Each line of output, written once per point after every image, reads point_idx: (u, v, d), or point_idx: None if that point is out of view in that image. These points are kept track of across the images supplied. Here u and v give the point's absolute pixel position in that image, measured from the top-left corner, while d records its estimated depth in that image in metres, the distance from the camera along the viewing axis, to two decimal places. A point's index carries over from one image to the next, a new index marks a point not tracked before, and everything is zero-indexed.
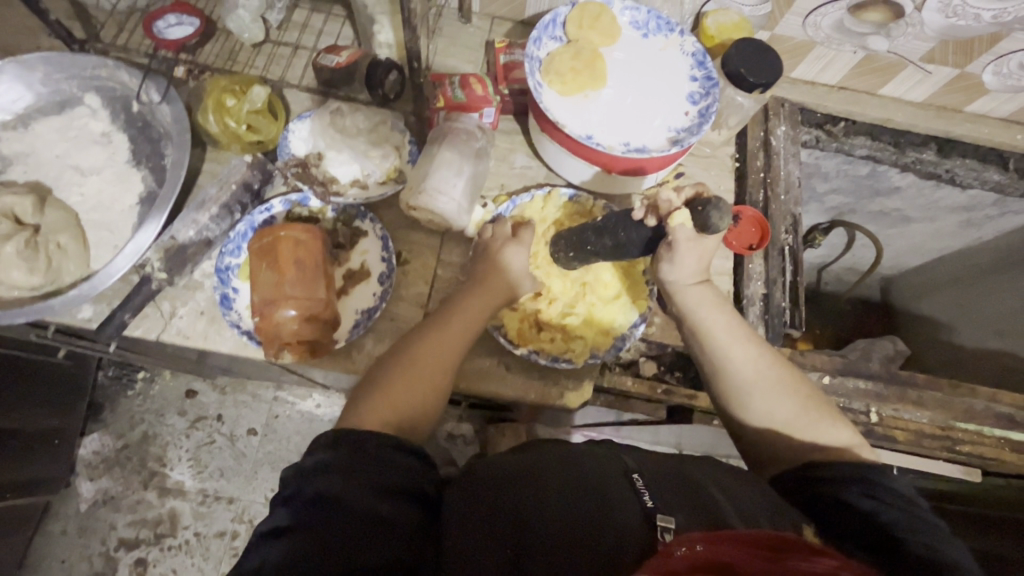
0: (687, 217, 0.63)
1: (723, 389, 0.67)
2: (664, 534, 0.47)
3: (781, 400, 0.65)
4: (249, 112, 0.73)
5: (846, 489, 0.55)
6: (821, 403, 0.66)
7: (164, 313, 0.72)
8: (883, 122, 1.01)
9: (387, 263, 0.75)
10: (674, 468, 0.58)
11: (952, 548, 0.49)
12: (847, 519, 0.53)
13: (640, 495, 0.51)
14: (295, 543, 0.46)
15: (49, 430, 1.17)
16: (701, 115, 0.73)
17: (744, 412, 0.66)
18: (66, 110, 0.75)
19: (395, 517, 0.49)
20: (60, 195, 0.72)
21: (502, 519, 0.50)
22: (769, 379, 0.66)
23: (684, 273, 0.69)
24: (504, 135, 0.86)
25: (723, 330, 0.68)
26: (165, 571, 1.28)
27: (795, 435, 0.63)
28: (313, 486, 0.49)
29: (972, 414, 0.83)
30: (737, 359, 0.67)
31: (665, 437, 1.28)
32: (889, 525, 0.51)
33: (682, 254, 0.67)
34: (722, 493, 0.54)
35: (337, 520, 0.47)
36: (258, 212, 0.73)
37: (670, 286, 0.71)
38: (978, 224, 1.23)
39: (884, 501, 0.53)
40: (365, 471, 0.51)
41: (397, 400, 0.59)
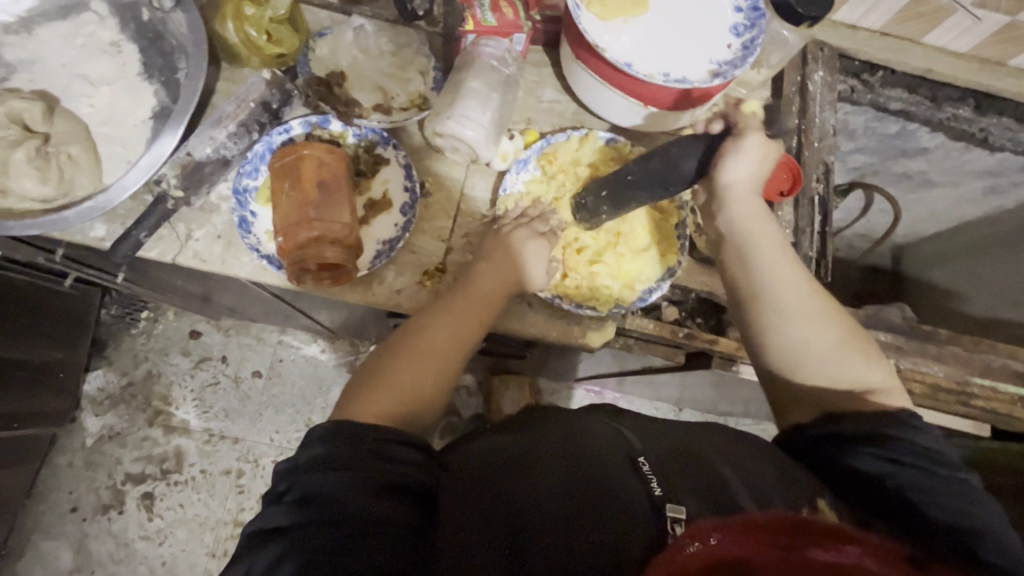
0: (757, 106, 0.65)
1: (763, 315, 0.64)
2: (674, 525, 0.49)
3: (821, 331, 0.63)
4: (271, 20, 0.69)
5: (860, 453, 0.56)
6: (859, 342, 0.66)
7: (180, 235, 0.69)
8: (923, 74, 0.97)
9: (410, 194, 0.72)
10: (680, 445, 0.58)
11: (970, 504, 0.52)
12: (865, 485, 0.55)
13: (648, 483, 0.52)
14: (296, 541, 0.45)
15: (54, 363, 1.16)
16: (744, 48, 0.70)
17: (779, 344, 0.64)
18: (72, 15, 0.70)
19: (396, 512, 0.46)
20: (67, 107, 0.69)
21: (501, 517, 0.50)
22: (814, 304, 0.64)
23: (744, 175, 0.65)
24: (533, 67, 0.81)
25: (773, 250, 0.66)
26: (172, 505, 1.30)
27: (827, 373, 0.62)
28: (302, 484, 0.47)
29: (989, 370, 0.83)
30: (782, 281, 0.64)
31: (669, 393, 1.29)
32: (912, 488, 0.53)
33: (748, 147, 0.63)
34: (735, 475, 0.55)
35: (334, 523, 0.45)
36: (277, 133, 0.70)
37: (714, 194, 0.67)
38: (1003, 190, 1.21)
39: (902, 462, 0.54)
40: (361, 466, 0.48)
41: (405, 386, 0.58)
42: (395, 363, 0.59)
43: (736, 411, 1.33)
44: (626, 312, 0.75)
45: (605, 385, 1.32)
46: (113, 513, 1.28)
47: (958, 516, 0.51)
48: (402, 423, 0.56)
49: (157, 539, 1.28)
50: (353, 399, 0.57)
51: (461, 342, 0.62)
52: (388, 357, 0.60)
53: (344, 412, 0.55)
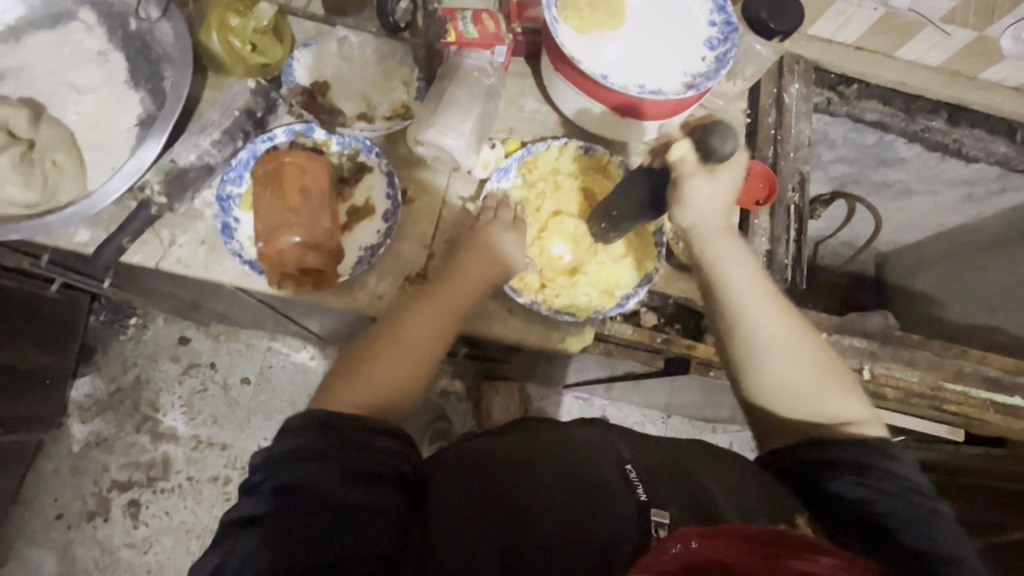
0: (687, 149, 0.58)
1: (740, 351, 0.66)
2: (659, 529, 0.50)
3: (795, 367, 0.65)
4: (255, 30, 0.71)
5: (840, 478, 0.58)
6: (835, 371, 0.67)
7: (163, 241, 0.70)
8: (897, 86, 1.00)
9: (392, 201, 0.74)
10: (668, 455, 0.60)
11: (945, 530, 0.54)
12: (840, 510, 0.57)
13: (633, 488, 0.54)
14: (271, 529, 0.46)
15: (40, 369, 1.16)
16: (718, 61, 0.72)
17: (759, 378, 0.65)
18: (60, 24, 0.71)
19: (375, 504, 0.48)
20: (54, 114, 0.70)
21: (490, 521, 0.51)
22: (787, 341, 0.65)
23: (704, 213, 0.65)
24: (515, 77, 0.83)
25: (744, 285, 0.66)
26: (158, 512, 1.29)
27: (801, 405, 0.64)
28: (280, 474, 0.48)
29: (962, 375, 0.85)
30: (757, 318, 0.65)
31: (655, 399, 1.30)
32: (885, 515, 0.55)
33: (694, 190, 0.63)
34: (715, 484, 0.57)
35: (311, 515, 0.46)
36: (262, 141, 0.71)
37: (687, 230, 0.68)
38: (979, 200, 1.23)
39: (878, 489, 0.56)
40: (345, 456, 0.49)
41: (377, 381, 0.59)
42: (373, 355, 0.60)
43: (722, 417, 1.34)
44: (604, 318, 0.76)
45: (593, 391, 1.33)
46: (98, 520, 1.27)
47: (933, 542, 0.53)
48: (374, 410, 0.58)
49: (143, 547, 1.27)
50: (330, 390, 0.58)
51: (440, 338, 0.63)
52: (375, 343, 0.61)
53: (322, 403, 0.57)
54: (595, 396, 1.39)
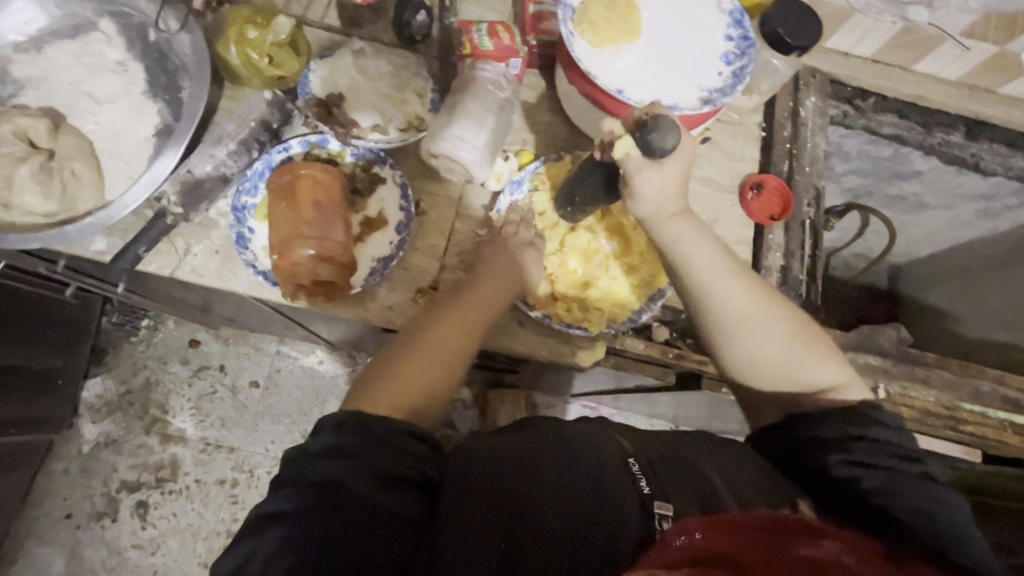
0: (631, 145, 0.54)
1: (706, 329, 0.64)
2: (662, 521, 0.50)
3: (764, 343, 0.62)
4: (272, 44, 0.71)
5: (834, 458, 0.56)
6: (816, 344, 0.64)
7: (178, 250, 0.71)
8: (914, 100, 0.99)
9: (405, 213, 0.74)
10: (672, 449, 0.60)
11: (934, 503, 0.51)
12: (832, 484, 0.55)
13: (637, 483, 0.53)
14: (297, 529, 0.45)
15: (53, 370, 1.17)
16: (734, 76, 0.72)
17: (728, 355, 0.64)
18: (81, 35, 0.72)
19: (400, 504, 0.47)
20: (73, 123, 0.70)
21: (500, 516, 0.49)
22: (759, 325, 0.62)
23: (658, 204, 0.61)
24: (529, 89, 0.83)
25: (706, 269, 0.62)
26: (165, 514, 1.30)
27: (773, 378, 0.63)
28: (313, 470, 0.47)
29: (978, 395, 0.84)
30: (724, 308, 0.62)
31: (664, 410, 1.29)
32: (875, 488, 0.53)
33: (643, 183, 0.58)
34: (719, 476, 0.56)
35: (341, 513, 0.45)
36: (276, 151, 0.72)
37: (644, 220, 0.64)
38: (996, 214, 1.21)
39: (869, 466, 0.54)
40: (375, 456, 0.48)
41: (411, 384, 0.58)
42: (406, 359, 0.60)
43: (731, 430, 1.33)
44: (617, 333, 0.75)
45: (601, 401, 1.32)
46: (107, 520, 1.28)
47: (923, 512, 0.50)
48: (410, 413, 0.57)
49: (150, 548, 1.28)
50: (362, 391, 0.58)
51: (469, 346, 0.64)
52: (402, 350, 0.61)
53: (353, 404, 0.56)
54: (603, 405, 1.39)
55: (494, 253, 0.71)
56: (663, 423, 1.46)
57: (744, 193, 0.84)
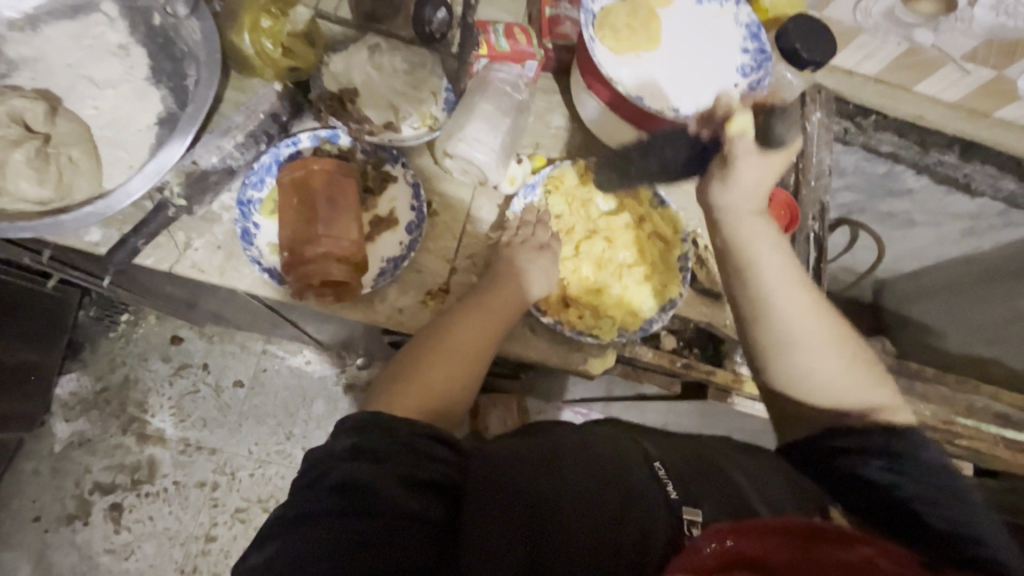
0: (748, 124, 0.64)
1: (766, 337, 0.65)
2: (691, 527, 0.49)
3: (823, 354, 0.64)
4: (289, 34, 0.69)
5: (865, 463, 0.56)
6: (863, 359, 0.65)
7: (178, 244, 0.68)
8: (913, 120, 1.01)
9: (417, 213, 0.72)
10: (694, 453, 0.59)
11: (971, 508, 0.53)
12: (865, 495, 0.55)
13: (664, 486, 0.52)
14: (318, 534, 0.44)
15: (26, 365, 1.11)
16: (751, 88, 0.72)
17: (787, 364, 0.65)
18: (80, 15, 0.69)
19: (422, 509, 0.46)
20: (70, 107, 0.67)
21: (529, 514, 0.48)
22: (812, 323, 0.64)
23: (741, 202, 0.66)
24: (543, 93, 0.82)
25: (773, 269, 0.66)
26: (141, 517, 1.25)
27: (824, 387, 0.63)
28: (333, 473, 0.46)
29: (972, 411, 0.86)
30: (783, 301, 0.65)
31: (656, 418, 1.29)
32: (912, 498, 0.53)
33: (743, 172, 0.65)
34: (747, 480, 0.56)
35: (362, 514, 0.44)
36: (285, 145, 0.70)
37: (720, 214, 0.68)
38: (982, 233, 1.25)
39: (905, 473, 0.54)
40: (402, 460, 0.48)
41: (432, 386, 0.59)
42: (424, 361, 0.60)
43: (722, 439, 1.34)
44: (628, 341, 0.75)
45: (594, 408, 1.32)
46: (78, 523, 1.22)
47: (958, 523, 0.51)
48: (433, 416, 0.58)
49: (123, 553, 1.22)
50: (387, 391, 0.58)
51: (486, 350, 0.63)
52: (423, 350, 0.61)
53: (378, 407, 0.56)
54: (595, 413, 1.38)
55: (507, 257, 0.70)
56: None
57: None
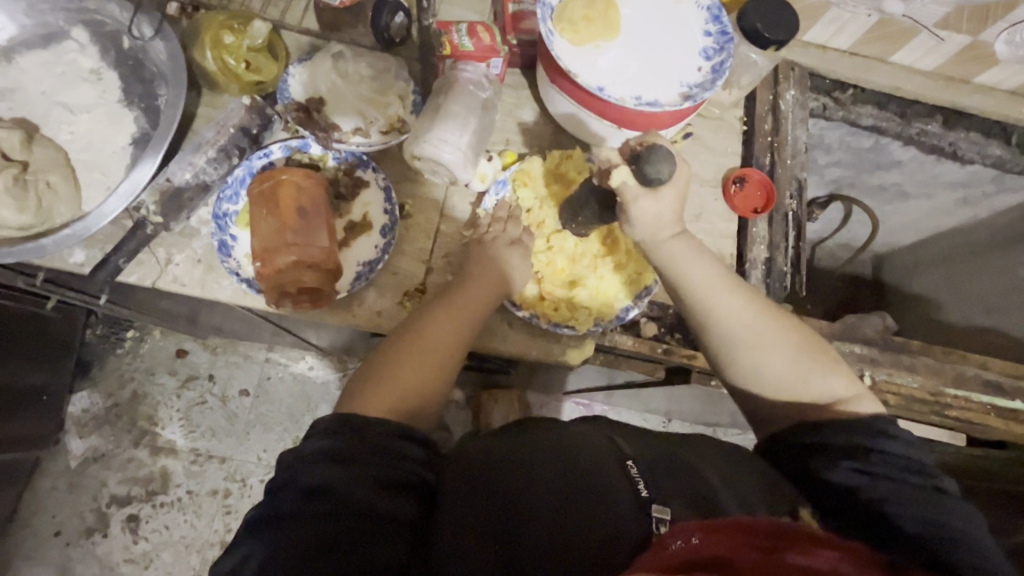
0: (627, 174, 0.57)
1: (715, 346, 0.65)
2: (659, 526, 0.49)
3: (769, 352, 0.63)
4: (249, 49, 0.71)
5: (836, 467, 0.55)
6: (811, 347, 0.65)
7: (160, 260, 0.70)
8: (891, 91, 1.00)
9: (390, 216, 0.73)
10: (671, 453, 0.58)
11: (953, 512, 0.50)
12: (837, 496, 0.54)
13: (635, 485, 0.52)
14: (291, 533, 0.45)
15: (36, 386, 1.14)
16: (714, 71, 0.72)
17: (732, 366, 0.65)
18: (52, 44, 0.71)
19: (398, 511, 0.47)
20: (47, 134, 0.69)
21: (499, 518, 0.49)
22: (752, 331, 0.63)
23: (652, 227, 0.62)
24: (511, 89, 0.83)
25: (701, 281, 0.64)
26: (157, 527, 1.28)
27: (780, 392, 0.63)
28: (306, 475, 0.47)
29: (962, 380, 0.85)
30: (722, 315, 0.64)
31: (657, 405, 1.29)
32: (884, 499, 0.51)
33: (639, 208, 0.60)
34: (723, 483, 0.55)
35: (335, 516, 0.45)
36: (257, 157, 0.71)
37: (641, 244, 0.65)
38: (976, 201, 1.23)
39: (875, 474, 0.53)
40: (373, 460, 0.49)
41: (406, 380, 0.59)
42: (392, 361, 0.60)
43: (724, 423, 1.34)
44: (605, 330, 0.76)
45: (593, 397, 1.33)
46: (97, 536, 1.26)
47: (939, 525, 0.49)
48: (404, 413, 0.57)
49: (143, 562, 1.26)
50: (360, 390, 0.58)
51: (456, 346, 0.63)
52: (391, 349, 0.61)
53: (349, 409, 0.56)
54: (596, 403, 1.39)
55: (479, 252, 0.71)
56: (656, 419, 1.47)
57: (727, 187, 0.85)
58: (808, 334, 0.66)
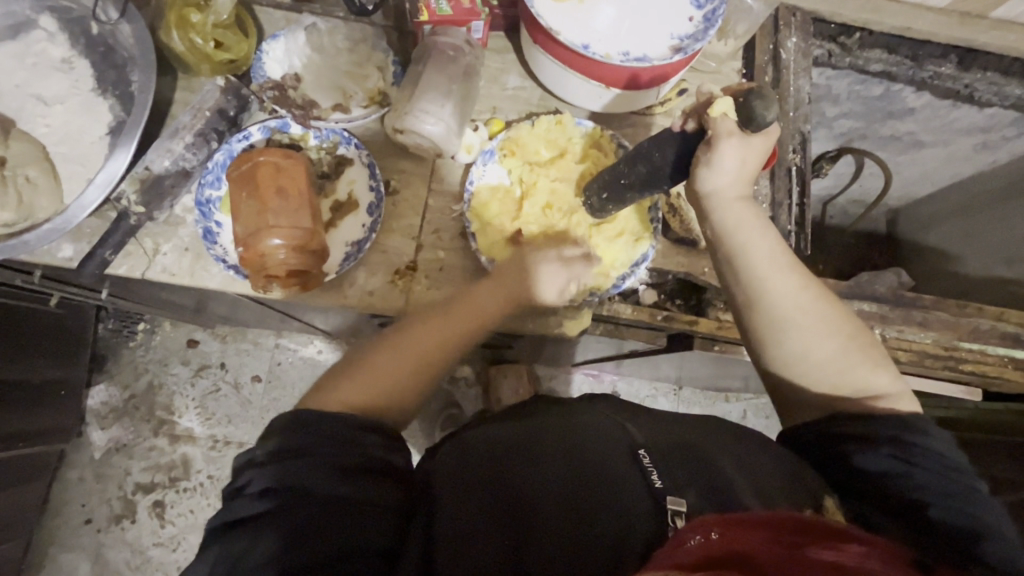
0: (730, 105, 0.55)
1: (758, 323, 0.62)
2: (676, 519, 0.46)
3: (817, 337, 0.60)
4: (215, 26, 0.68)
5: (871, 449, 0.53)
6: (863, 340, 0.62)
7: (147, 251, 0.69)
8: (901, 32, 0.95)
9: (376, 193, 0.72)
10: (684, 440, 0.56)
11: (986, 508, 0.49)
12: (863, 483, 0.53)
13: (647, 474, 0.50)
14: (258, 530, 0.44)
15: (54, 381, 1.16)
16: (706, 20, 0.68)
17: (776, 349, 0.61)
18: (21, 34, 0.69)
19: (375, 494, 0.46)
20: (24, 128, 0.68)
21: (502, 508, 0.49)
22: (808, 312, 0.61)
23: (725, 183, 0.61)
24: (495, 54, 0.80)
25: (765, 257, 0.63)
26: (182, 511, 1.32)
27: (826, 378, 0.60)
28: (267, 474, 0.47)
29: (978, 333, 0.82)
30: (777, 288, 0.61)
31: (667, 372, 1.28)
32: (917, 488, 0.50)
33: (722, 154, 0.58)
34: (737, 470, 0.53)
35: (298, 506, 0.45)
36: (236, 139, 0.69)
37: (708, 197, 0.63)
38: (995, 146, 1.17)
39: (913, 463, 0.51)
40: (333, 451, 0.48)
41: (377, 373, 0.57)
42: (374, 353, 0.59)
43: (736, 387, 1.32)
44: (601, 300, 0.74)
45: (602, 368, 1.32)
46: (126, 522, 1.30)
47: (963, 516, 0.48)
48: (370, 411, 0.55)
49: (172, 545, 1.30)
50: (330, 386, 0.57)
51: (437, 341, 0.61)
52: (368, 348, 0.60)
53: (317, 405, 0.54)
54: (604, 373, 1.38)
55: None
56: (667, 386, 1.45)
57: None
58: (863, 331, 0.63)
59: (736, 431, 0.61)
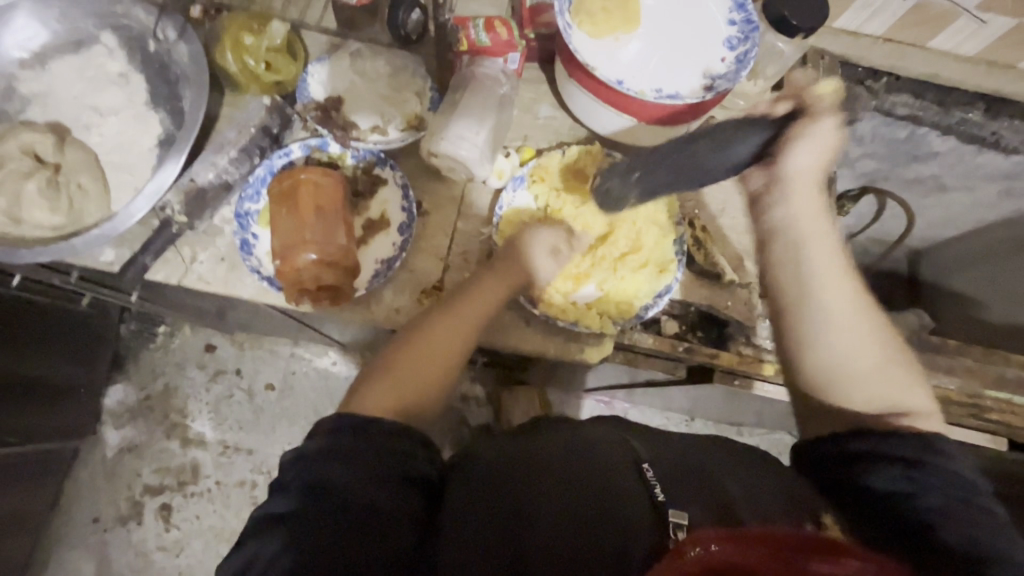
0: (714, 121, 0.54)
1: (805, 318, 0.61)
2: (676, 531, 0.46)
3: (864, 340, 0.59)
4: (268, 49, 0.73)
5: (879, 469, 0.52)
6: (900, 361, 0.61)
7: (184, 258, 0.71)
8: (927, 78, 0.97)
9: (408, 213, 0.74)
10: (688, 457, 0.56)
11: (993, 529, 0.49)
12: (873, 504, 0.52)
13: (650, 488, 0.50)
14: (294, 532, 0.44)
15: (76, 378, 1.19)
16: (738, 62, 0.70)
17: (819, 347, 0.60)
18: (83, 49, 0.73)
19: (400, 507, 0.47)
20: (78, 137, 0.71)
21: (505, 521, 0.49)
22: (857, 314, 0.60)
23: (806, 173, 0.61)
24: (529, 84, 0.82)
25: (823, 255, 0.62)
26: (188, 516, 1.32)
27: (866, 389, 0.58)
28: (306, 473, 0.47)
29: (1003, 382, 0.81)
30: (829, 287, 0.61)
31: (680, 403, 1.27)
32: (932, 509, 0.49)
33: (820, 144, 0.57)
34: (739, 490, 0.52)
35: (327, 511, 0.45)
36: (278, 156, 0.72)
37: (780, 179, 0.62)
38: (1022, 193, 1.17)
39: (926, 484, 0.51)
40: (367, 459, 0.47)
41: (405, 381, 0.58)
42: (399, 359, 0.59)
43: (749, 421, 1.30)
44: (624, 328, 0.75)
45: (614, 395, 1.31)
46: (132, 523, 1.31)
47: (977, 541, 0.47)
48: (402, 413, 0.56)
49: (175, 550, 1.30)
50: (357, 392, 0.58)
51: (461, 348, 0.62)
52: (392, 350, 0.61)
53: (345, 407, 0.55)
54: (616, 400, 1.38)
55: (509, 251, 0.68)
56: (678, 417, 1.44)
57: None
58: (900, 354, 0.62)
59: (760, 459, 0.60)
